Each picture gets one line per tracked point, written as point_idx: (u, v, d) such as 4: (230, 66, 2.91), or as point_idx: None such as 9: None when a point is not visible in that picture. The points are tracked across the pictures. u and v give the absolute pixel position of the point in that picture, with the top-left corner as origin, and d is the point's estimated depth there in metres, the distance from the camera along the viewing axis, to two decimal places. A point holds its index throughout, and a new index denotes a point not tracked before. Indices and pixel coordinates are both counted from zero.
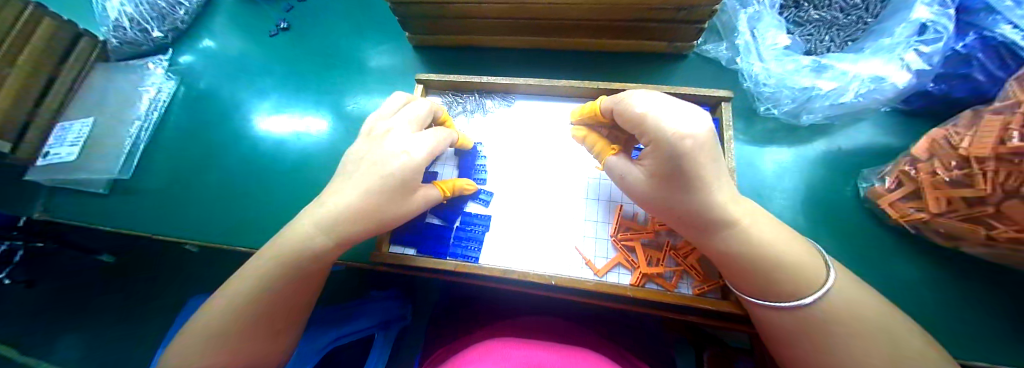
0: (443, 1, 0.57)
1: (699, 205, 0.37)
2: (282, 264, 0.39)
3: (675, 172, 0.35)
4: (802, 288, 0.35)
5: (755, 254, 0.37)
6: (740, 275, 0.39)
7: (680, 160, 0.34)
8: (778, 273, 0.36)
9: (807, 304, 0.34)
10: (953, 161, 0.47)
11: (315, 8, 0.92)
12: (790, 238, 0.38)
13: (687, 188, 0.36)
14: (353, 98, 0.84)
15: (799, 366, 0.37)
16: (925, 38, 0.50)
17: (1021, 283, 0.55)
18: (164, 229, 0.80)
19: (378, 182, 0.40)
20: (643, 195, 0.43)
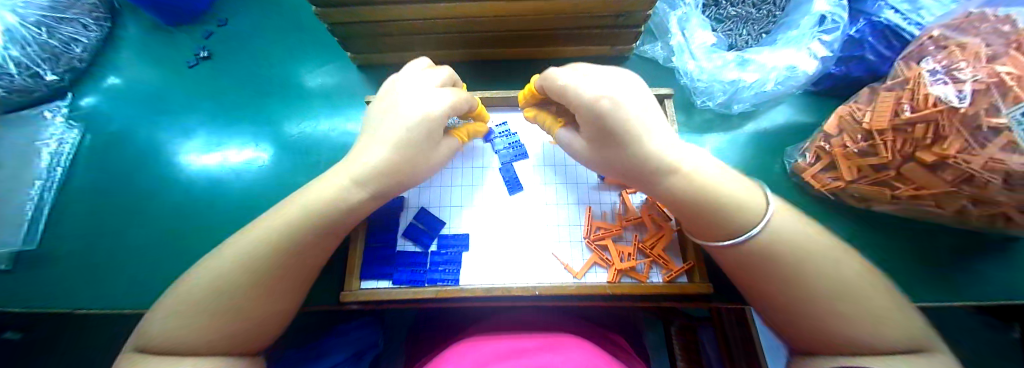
0: (390, 19, 0.60)
1: (634, 160, 0.41)
2: (248, 272, 0.37)
3: (603, 133, 0.41)
4: (747, 224, 0.36)
5: (698, 199, 0.38)
6: (693, 223, 0.41)
7: (602, 119, 0.39)
8: (717, 212, 0.37)
9: (755, 236, 0.36)
10: (858, 135, 0.54)
11: (239, 34, 0.92)
12: (733, 179, 0.39)
13: (617, 146, 0.41)
14: (296, 125, 0.84)
15: (770, 301, 0.37)
16: (825, 28, 0.62)
17: (920, 229, 0.67)
18: (84, 298, 0.74)
19: (377, 156, 0.43)
20: (590, 160, 0.47)
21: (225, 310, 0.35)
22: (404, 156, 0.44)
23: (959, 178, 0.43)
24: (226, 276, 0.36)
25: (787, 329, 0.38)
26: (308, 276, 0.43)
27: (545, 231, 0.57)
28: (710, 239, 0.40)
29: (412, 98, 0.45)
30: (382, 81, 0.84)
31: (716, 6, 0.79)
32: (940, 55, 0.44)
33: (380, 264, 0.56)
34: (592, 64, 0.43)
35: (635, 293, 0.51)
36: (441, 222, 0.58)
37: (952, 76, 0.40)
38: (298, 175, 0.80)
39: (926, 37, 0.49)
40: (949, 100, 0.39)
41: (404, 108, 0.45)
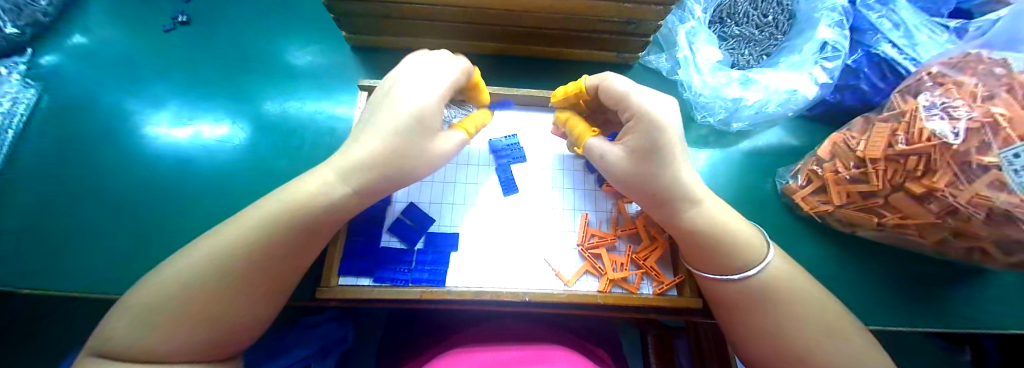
0: (395, 1, 0.57)
1: (670, 179, 0.41)
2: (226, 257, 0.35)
3: (653, 145, 0.40)
4: (751, 262, 0.41)
5: (717, 232, 0.42)
6: (700, 254, 0.43)
7: (659, 132, 0.39)
8: (730, 248, 0.42)
9: (754, 276, 0.41)
10: (851, 162, 0.55)
11: (226, 1, 0.86)
12: (741, 222, 0.44)
13: (662, 162, 0.41)
14: (284, 103, 0.79)
15: (744, 333, 0.43)
16: (827, 55, 0.63)
17: (894, 256, 0.70)
18: (23, 278, 0.65)
19: (396, 155, 0.42)
20: (620, 173, 0.44)
21: (210, 310, 0.34)
22: (407, 146, 0.42)
23: (944, 210, 0.44)
24: (215, 267, 0.35)
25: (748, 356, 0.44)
26: (285, 268, 0.40)
27: (539, 235, 0.56)
28: (712, 272, 0.43)
29: (420, 84, 0.43)
30: (379, 67, 0.80)
31: (721, 23, 0.80)
32: (937, 91, 0.45)
33: (362, 259, 0.52)
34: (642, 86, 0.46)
35: (626, 304, 0.50)
36: (431, 219, 0.56)
37: (948, 112, 0.41)
38: (281, 159, 0.75)
39: (924, 72, 0.50)
40: (945, 136, 0.40)
41: (410, 93, 0.42)
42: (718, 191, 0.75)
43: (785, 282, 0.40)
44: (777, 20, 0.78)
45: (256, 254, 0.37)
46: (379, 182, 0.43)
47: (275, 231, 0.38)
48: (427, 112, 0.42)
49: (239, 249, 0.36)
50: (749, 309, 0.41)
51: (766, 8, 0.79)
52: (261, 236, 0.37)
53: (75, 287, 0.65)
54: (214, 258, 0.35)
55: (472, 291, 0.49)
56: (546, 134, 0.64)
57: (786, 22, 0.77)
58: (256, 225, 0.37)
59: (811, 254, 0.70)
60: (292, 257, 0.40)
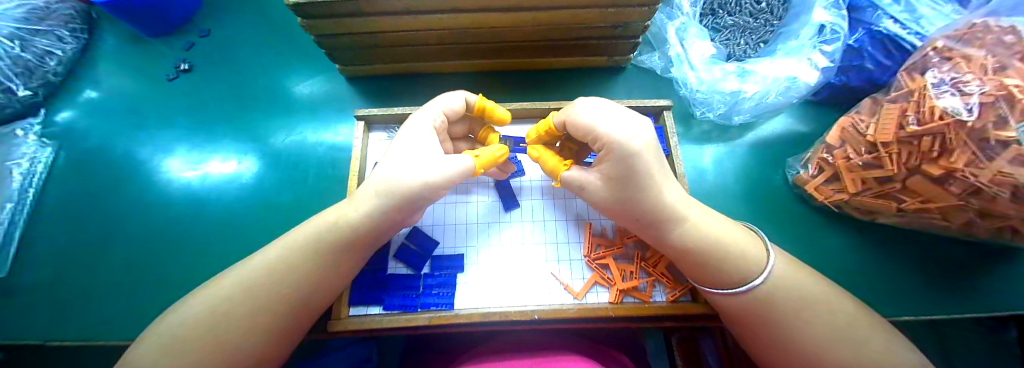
0: (383, 31, 0.58)
1: (650, 201, 0.40)
2: (242, 299, 0.36)
3: (627, 174, 0.38)
4: (751, 273, 0.40)
5: (707, 248, 0.41)
6: (700, 269, 0.42)
7: (630, 161, 0.37)
8: (728, 262, 0.40)
9: (757, 286, 0.39)
10: (862, 147, 0.52)
11: (224, 44, 0.89)
12: (738, 232, 0.43)
13: (640, 188, 0.39)
14: (285, 135, 0.80)
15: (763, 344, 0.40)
16: (825, 39, 0.61)
17: (922, 239, 0.66)
18: (53, 327, 0.68)
19: (391, 194, 0.43)
20: (602, 201, 0.43)
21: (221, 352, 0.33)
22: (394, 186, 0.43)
23: (966, 191, 0.42)
24: (221, 315, 0.35)
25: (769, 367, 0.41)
26: (304, 306, 0.40)
27: (545, 252, 0.55)
28: (715, 287, 0.42)
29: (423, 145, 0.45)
30: (375, 94, 0.82)
31: (713, 14, 0.78)
32: (945, 67, 0.43)
33: (372, 289, 0.52)
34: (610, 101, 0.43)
35: (639, 314, 0.48)
36: (436, 242, 0.56)
37: (958, 88, 0.39)
38: (283, 192, 0.76)
39: (929, 47, 0.48)
40: (957, 113, 0.38)
41: (411, 153, 0.45)
42: (726, 185, 0.73)
43: (794, 284, 0.39)
44: (771, 7, 0.76)
45: (276, 295, 0.38)
46: (379, 214, 0.43)
47: (304, 271, 0.40)
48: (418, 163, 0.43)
49: (256, 293, 0.37)
50: (761, 320, 0.39)
51: None
52: (281, 279, 0.39)
53: (87, 336, 0.67)
54: (230, 303, 0.36)
55: (481, 314, 0.48)
56: None
57: (780, 7, 0.75)
58: (273, 268, 0.39)
59: (830, 243, 0.68)
60: (307, 297, 0.41)
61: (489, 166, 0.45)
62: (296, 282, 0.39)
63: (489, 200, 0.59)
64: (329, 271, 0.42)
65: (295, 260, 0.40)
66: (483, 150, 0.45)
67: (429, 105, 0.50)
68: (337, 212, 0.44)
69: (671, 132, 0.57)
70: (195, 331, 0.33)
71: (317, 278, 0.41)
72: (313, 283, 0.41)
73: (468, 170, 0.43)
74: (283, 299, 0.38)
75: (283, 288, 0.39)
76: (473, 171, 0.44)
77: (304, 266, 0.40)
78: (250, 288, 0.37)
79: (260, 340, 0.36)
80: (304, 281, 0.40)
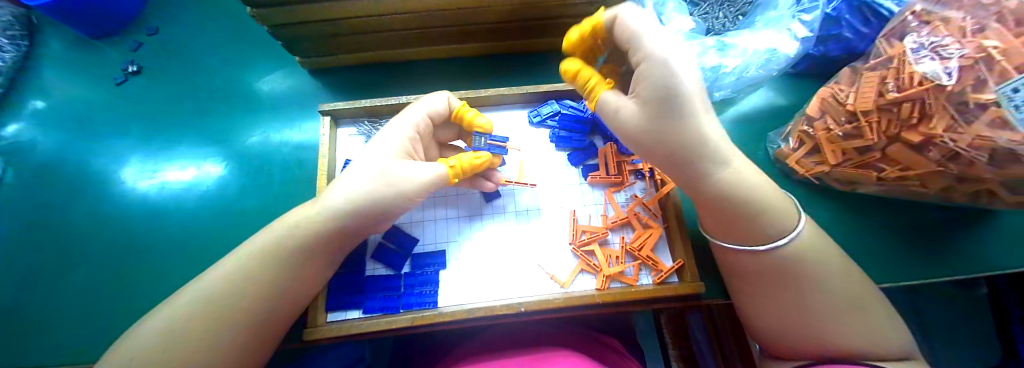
0: (341, 17, 0.53)
1: (673, 139, 0.37)
2: (189, 315, 0.33)
3: (666, 94, 0.35)
4: (784, 231, 0.37)
5: (742, 196, 0.37)
6: (739, 218, 0.38)
7: (671, 81, 0.34)
8: (773, 216, 0.37)
9: (782, 246, 0.37)
10: (842, 117, 0.52)
11: (175, 42, 0.83)
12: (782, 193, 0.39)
13: (676, 115, 0.35)
14: (250, 135, 0.76)
15: (766, 308, 0.40)
16: (804, 8, 0.58)
17: (901, 207, 0.67)
18: (19, 355, 0.64)
19: (360, 197, 0.39)
20: (637, 129, 0.39)
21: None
22: (367, 194, 0.40)
23: (944, 157, 0.41)
24: (174, 338, 0.32)
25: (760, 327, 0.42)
26: (271, 316, 0.38)
27: (530, 241, 0.53)
28: (743, 238, 0.39)
29: (398, 158, 0.43)
30: (342, 87, 0.77)
31: None
32: (924, 31, 0.42)
33: (350, 292, 0.50)
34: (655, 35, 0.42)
35: (627, 299, 0.47)
36: (414, 240, 0.53)
37: (938, 52, 0.38)
38: (250, 198, 0.72)
39: (907, 12, 0.47)
40: (937, 77, 0.37)
41: (387, 161, 0.42)
42: None
43: (812, 255, 0.36)
44: None
45: (241, 302, 0.36)
46: (342, 218, 0.40)
47: (275, 273, 0.38)
48: (396, 176, 0.41)
49: (217, 303, 0.35)
50: (771, 279, 0.38)
51: None
52: (240, 286, 0.36)
53: (57, 361, 0.63)
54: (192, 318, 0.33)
55: (464, 311, 0.46)
56: (523, 134, 0.61)
57: None
58: (240, 275, 0.37)
59: (812, 215, 0.68)
60: (274, 304, 0.38)
61: (463, 174, 0.48)
62: (259, 284, 0.37)
63: (468, 191, 0.57)
64: (298, 278, 0.40)
65: (253, 267, 0.37)
66: (458, 159, 0.47)
67: (414, 105, 0.49)
68: (305, 207, 0.42)
69: None
70: (150, 348, 0.31)
71: (282, 289, 0.38)
72: (282, 286, 0.38)
73: (440, 176, 0.45)
74: (248, 308, 0.36)
75: (247, 295, 0.36)
76: (448, 179, 0.46)
77: (277, 266, 0.38)
78: (211, 301, 0.34)
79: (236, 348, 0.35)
80: (272, 286, 0.38)
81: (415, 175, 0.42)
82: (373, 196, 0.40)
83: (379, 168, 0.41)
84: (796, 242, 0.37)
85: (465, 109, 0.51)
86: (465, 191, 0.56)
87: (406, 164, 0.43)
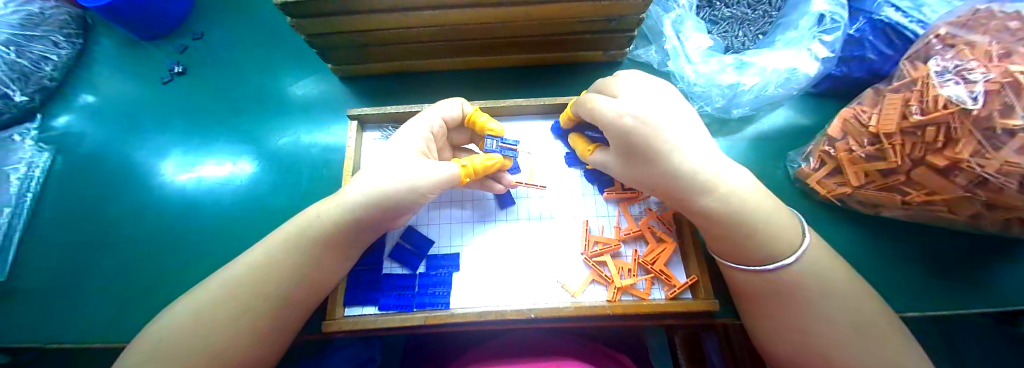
0: (373, 28, 0.57)
1: (653, 179, 0.43)
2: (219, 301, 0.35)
3: (632, 147, 0.42)
4: (783, 253, 0.40)
5: (733, 222, 0.40)
6: (733, 243, 0.42)
7: (629, 135, 0.41)
8: (766, 237, 0.40)
9: (787, 266, 0.40)
10: (865, 138, 0.51)
11: (217, 45, 0.89)
12: (782, 212, 0.42)
13: (646, 160, 0.42)
14: (278, 135, 0.80)
15: (779, 330, 0.41)
16: (825, 29, 0.59)
17: (927, 233, 0.65)
18: (54, 332, 0.68)
19: (379, 197, 0.41)
20: (623, 175, 0.47)
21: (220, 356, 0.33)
22: (385, 194, 0.41)
23: (972, 183, 0.41)
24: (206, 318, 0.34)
25: (773, 349, 0.43)
26: (293, 306, 0.40)
27: (543, 249, 0.54)
28: (739, 260, 0.43)
29: (412, 159, 0.44)
30: (367, 93, 0.81)
31: (709, 6, 0.77)
32: (948, 55, 0.41)
33: (366, 289, 0.51)
34: (648, 79, 0.48)
35: (639, 312, 0.47)
36: (431, 242, 0.55)
37: (963, 76, 0.38)
38: (276, 194, 0.75)
39: (932, 36, 0.47)
40: (962, 101, 0.36)
41: (401, 162, 0.43)
42: None
43: (824, 278, 0.39)
44: None
45: (266, 288, 0.38)
46: (364, 217, 0.41)
47: (302, 265, 0.40)
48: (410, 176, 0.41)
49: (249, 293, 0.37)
50: (770, 293, 0.42)
51: None
52: (268, 273, 0.39)
53: (86, 339, 0.67)
54: (223, 304, 0.36)
55: (476, 313, 0.47)
56: (540, 143, 0.62)
57: None
58: (270, 264, 0.39)
59: (832, 237, 0.67)
60: (299, 293, 0.40)
61: (475, 175, 0.47)
62: (286, 272, 0.39)
63: (483, 194, 0.58)
64: (318, 270, 0.41)
65: (278, 258, 0.40)
66: (470, 159, 0.47)
67: (426, 110, 0.51)
68: (324, 207, 0.43)
69: None
70: (185, 329, 0.34)
71: (309, 279, 0.41)
72: (305, 276, 0.40)
73: (452, 177, 0.44)
74: (270, 295, 0.38)
75: (274, 282, 0.39)
76: (459, 179, 0.46)
77: (302, 257, 0.40)
78: (243, 289, 0.37)
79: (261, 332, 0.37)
80: (299, 275, 0.40)
81: (427, 169, 0.42)
82: (392, 195, 0.41)
83: (394, 170, 0.42)
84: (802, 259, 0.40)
85: (478, 115, 0.53)
86: (480, 195, 0.58)
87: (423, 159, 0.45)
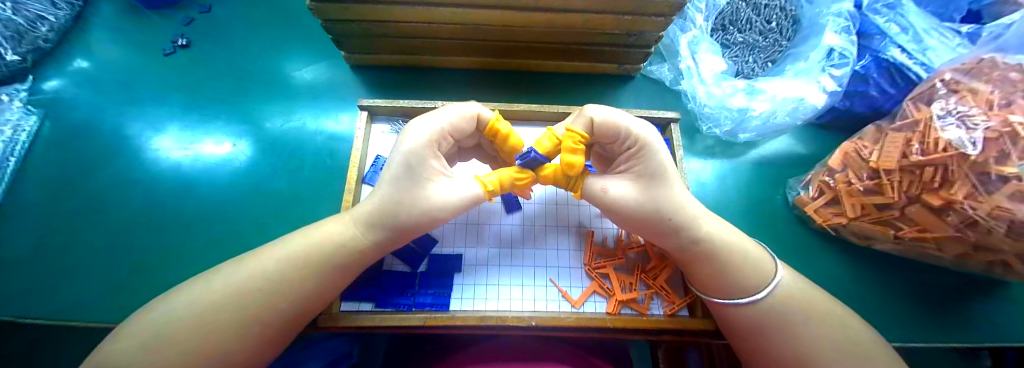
0: (393, 19, 0.56)
1: (671, 206, 0.40)
2: (219, 288, 0.34)
3: (658, 170, 0.41)
4: (763, 281, 0.40)
5: (717, 257, 0.40)
6: (707, 278, 0.42)
7: (659, 156, 0.41)
8: (737, 268, 0.40)
9: (760, 298, 0.39)
10: (865, 172, 0.53)
11: (223, 22, 0.87)
12: (750, 242, 0.43)
13: (667, 185, 0.41)
14: (282, 118, 0.79)
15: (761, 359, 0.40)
16: (834, 63, 0.61)
17: (910, 266, 0.68)
18: (25, 306, 0.64)
19: (384, 209, 0.40)
20: (635, 202, 0.41)
21: (214, 341, 0.31)
22: (383, 207, 0.40)
23: (963, 223, 0.42)
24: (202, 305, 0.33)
25: None
26: (304, 305, 0.37)
27: (547, 256, 0.54)
28: (715, 294, 0.42)
29: (406, 176, 0.40)
30: (378, 85, 0.80)
31: (723, 30, 0.78)
32: (952, 99, 0.43)
33: (365, 284, 0.50)
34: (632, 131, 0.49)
35: (638, 326, 0.47)
36: (434, 241, 0.54)
37: (964, 122, 0.39)
38: (276, 178, 0.74)
39: (937, 79, 0.48)
40: (962, 146, 0.38)
41: (397, 179, 0.40)
42: (726, 202, 0.73)
43: (808, 307, 0.38)
44: (780, 26, 0.75)
45: (273, 282, 0.36)
46: (376, 219, 0.41)
47: (316, 263, 0.38)
48: (401, 198, 0.40)
49: (247, 282, 0.35)
50: (751, 334, 0.40)
51: (769, 13, 0.77)
52: (278, 268, 0.37)
53: (65, 316, 0.63)
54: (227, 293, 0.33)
55: (477, 318, 0.46)
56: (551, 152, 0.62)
57: (790, 28, 0.74)
58: (283, 258, 0.37)
59: (823, 266, 0.69)
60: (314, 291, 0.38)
61: (501, 189, 0.46)
62: (297, 264, 0.37)
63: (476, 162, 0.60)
64: (330, 270, 0.39)
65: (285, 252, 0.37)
66: (496, 175, 0.45)
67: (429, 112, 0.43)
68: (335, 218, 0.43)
69: (677, 146, 0.57)
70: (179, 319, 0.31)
71: (319, 279, 0.38)
72: (321, 273, 0.38)
73: (475, 197, 0.44)
74: (279, 289, 0.36)
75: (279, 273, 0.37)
76: (485, 196, 0.45)
77: (325, 253, 0.39)
78: (243, 275, 0.35)
79: (265, 326, 0.35)
80: (314, 266, 0.38)
81: (457, 198, 0.43)
82: (383, 210, 0.40)
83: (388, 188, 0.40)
84: (777, 288, 0.39)
85: (500, 123, 0.46)
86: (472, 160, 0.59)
87: (441, 186, 0.43)
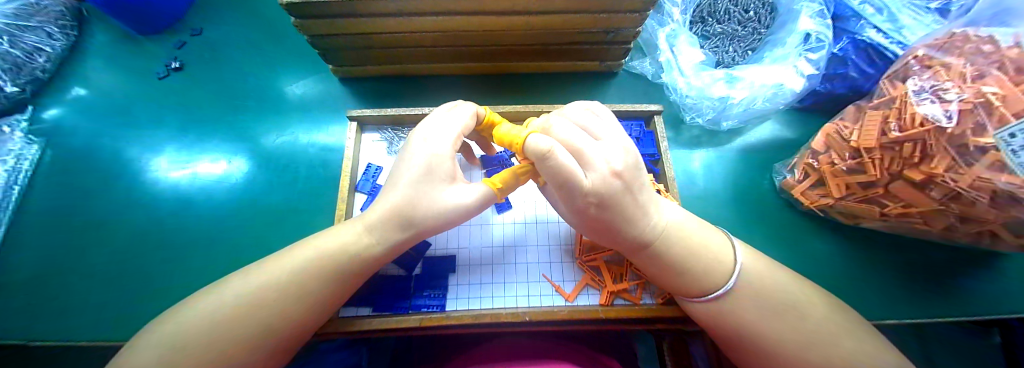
0: (376, 30, 0.58)
1: (599, 234, 0.41)
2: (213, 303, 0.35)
3: (586, 214, 0.37)
4: (723, 277, 0.39)
5: (672, 265, 0.40)
6: (673, 281, 0.42)
7: (584, 206, 0.35)
8: (702, 263, 0.40)
9: (732, 288, 0.39)
10: (847, 152, 0.54)
11: (215, 43, 0.89)
12: (712, 236, 0.43)
13: (600, 224, 0.38)
14: (273, 135, 0.80)
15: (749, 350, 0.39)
16: (812, 46, 0.63)
17: (901, 243, 0.69)
18: (32, 329, 0.65)
19: (351, 236, 0.41)
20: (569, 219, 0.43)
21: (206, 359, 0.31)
22: (351, 236, 0.41)
23: (946, 196, 0.43)
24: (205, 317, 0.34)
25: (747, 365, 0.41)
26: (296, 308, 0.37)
27: (539, 253, 0.55)
28: (685, 294, 0.42)
29: (426, 181, 0.40)
30: (369, 95, 0.82)
31: (702, 22, 0.80)
32: (925, 75, 0.44)
33: (363, 290, 0.51)
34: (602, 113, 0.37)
35: (630, 316, 0.47)
36: (427, 244, 0.56)
37: (938, 95, 0.40)
38: (270, 193, 0.75)
39: (910, 56, 0.49)
40: (938, 120, 0.39)
41: (409, 187, 0.40)
42: (716, 190, 0.74)
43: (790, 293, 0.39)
44: (758, 15, 0.77)
45: (265, 289, 0.36)
46: (349, 241, 0.40)
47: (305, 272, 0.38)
48: (410, 205, 0.40)
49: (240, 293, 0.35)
50: (732, 326, 0.39)
51: (746, 3, 0.78)
52: (275, 279, 0.37)
53: (68, 337, 0.65)
54: (228, 301, 0.34)
55: (471, 316, 0.46)
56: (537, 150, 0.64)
57: (768, 16, 0.76)
58: (269, 268, 0.37)
59: (815, 248, 0.69)
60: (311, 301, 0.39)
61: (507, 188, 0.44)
62: (295, 277, 0.37)
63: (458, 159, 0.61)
64: (334, 282, 0.39)
65: (285, 260, 0.38)
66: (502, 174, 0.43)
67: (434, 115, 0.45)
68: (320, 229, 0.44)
69: (661, 137, 0.58)
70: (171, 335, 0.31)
71: (315, 288, 0.38)
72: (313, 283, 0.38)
73: (483, 197, 0.43)
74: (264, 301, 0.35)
75: (273, 283, 0.37)
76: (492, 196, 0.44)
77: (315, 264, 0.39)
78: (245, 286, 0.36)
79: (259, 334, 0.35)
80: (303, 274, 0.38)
81: (467, 201, 0.42)
82: (356, 235, 0.41)
83: (401, 191, 0.40)
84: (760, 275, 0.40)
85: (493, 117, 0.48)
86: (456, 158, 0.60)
87: (455, 188, 0.42)
